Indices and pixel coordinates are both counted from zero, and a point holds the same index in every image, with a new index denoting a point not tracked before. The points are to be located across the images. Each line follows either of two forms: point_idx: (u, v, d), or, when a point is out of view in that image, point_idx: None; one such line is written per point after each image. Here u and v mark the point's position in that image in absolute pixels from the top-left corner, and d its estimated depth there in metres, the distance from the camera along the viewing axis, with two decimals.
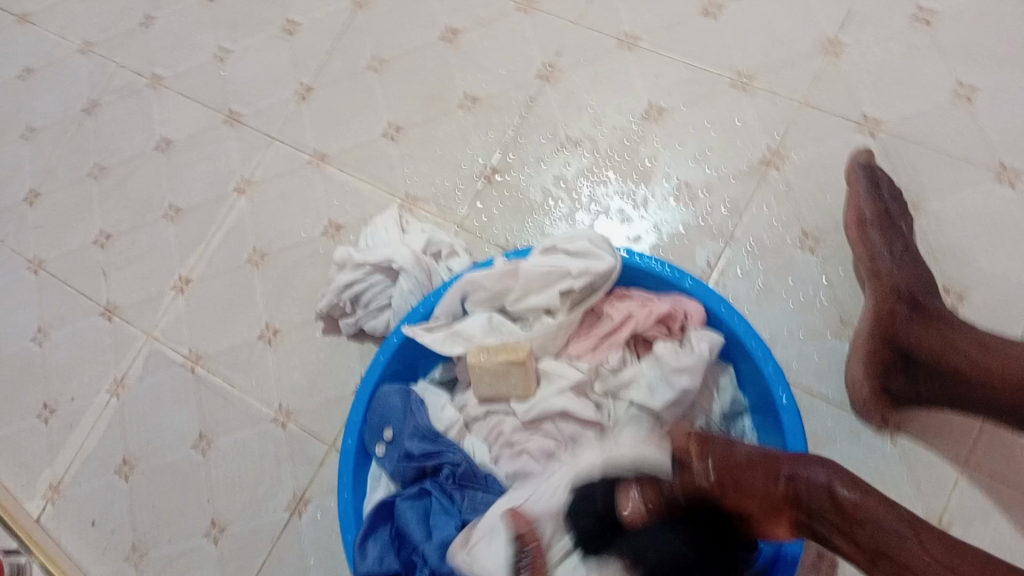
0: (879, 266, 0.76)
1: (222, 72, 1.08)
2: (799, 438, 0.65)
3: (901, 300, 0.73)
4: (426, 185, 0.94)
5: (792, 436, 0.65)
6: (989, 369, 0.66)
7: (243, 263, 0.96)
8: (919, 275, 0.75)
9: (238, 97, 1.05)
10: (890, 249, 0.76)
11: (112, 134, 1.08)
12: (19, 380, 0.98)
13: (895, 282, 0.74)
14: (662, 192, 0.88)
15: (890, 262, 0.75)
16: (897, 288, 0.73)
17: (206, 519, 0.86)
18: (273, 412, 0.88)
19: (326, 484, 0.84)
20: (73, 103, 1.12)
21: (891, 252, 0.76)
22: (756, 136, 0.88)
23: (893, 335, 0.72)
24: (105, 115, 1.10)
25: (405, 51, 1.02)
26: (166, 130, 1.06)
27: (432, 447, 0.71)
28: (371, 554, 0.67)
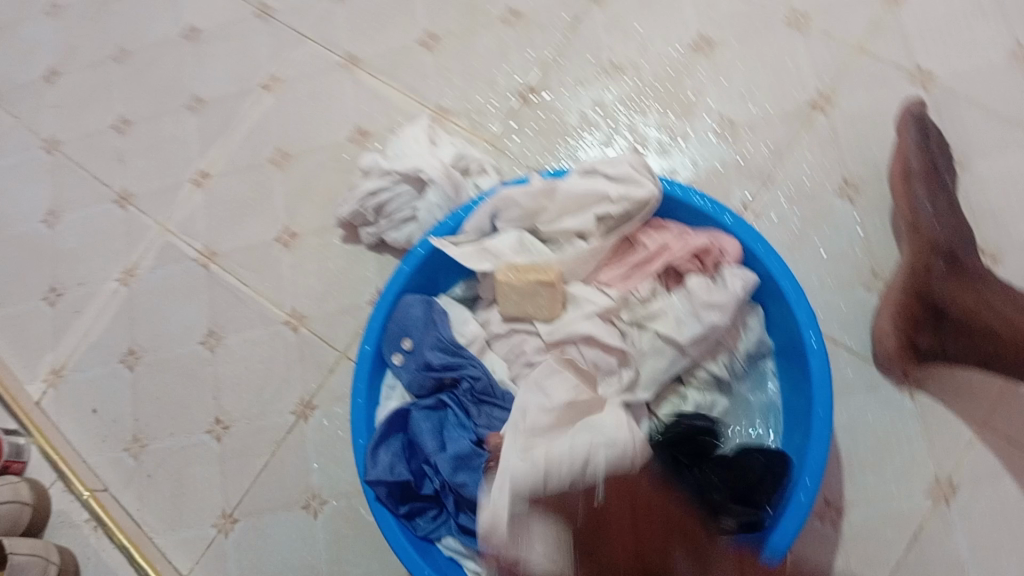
0: (919, 221, 0.74)
1: None
2: (827, 381, 0.64)
3: (938, 255, 0.72)
4: (460, 100, 0.92)
5: (818, 379, 0.64)
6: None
7: (265, 162, 0.93)
8: (959, 230, 0.73)
9: None
10: (932, 203, 0.75)
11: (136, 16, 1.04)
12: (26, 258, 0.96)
13: (934, 237, 0.73)
14: (703, 126, 0.86)
15: (931, 218, 0.74)
16: (936, 242, 0.72)
17: (211, 414, 0.85)
18: (285, 315, 0.86)
19: (334, 391, 0.83)
20: None
21: (932, 205, 0.74)
22: (805, 78, 0.86)
23: (926, 290, 0.71)
24: None
25: None
26: (193, 17, 1.03)
27: (450, 363, 0.71)
28: (383, 460, 0.67)
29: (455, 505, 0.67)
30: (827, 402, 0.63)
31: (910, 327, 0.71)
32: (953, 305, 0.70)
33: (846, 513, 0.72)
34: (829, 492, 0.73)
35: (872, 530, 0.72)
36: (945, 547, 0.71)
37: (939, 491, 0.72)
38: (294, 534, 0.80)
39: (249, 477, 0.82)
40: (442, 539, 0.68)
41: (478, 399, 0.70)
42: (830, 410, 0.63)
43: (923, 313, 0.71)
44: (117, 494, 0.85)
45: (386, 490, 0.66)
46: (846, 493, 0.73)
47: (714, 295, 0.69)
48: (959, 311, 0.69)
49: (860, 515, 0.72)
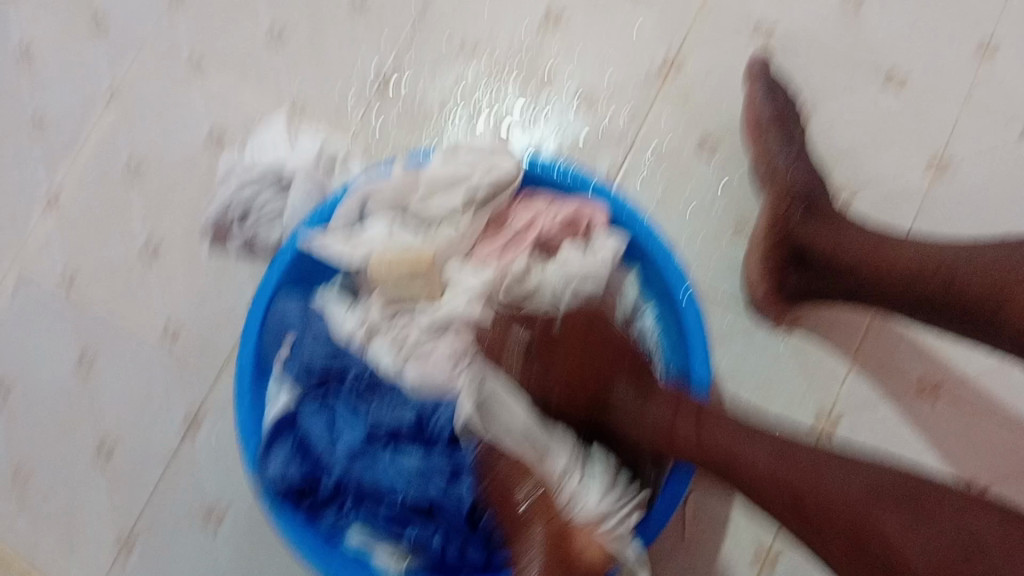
0: (773, 167, 0.78)
1: None
2: (699, 325, 0.66)
3: (794, 199, 0.75)
4: (319, 91, 0.90)
5: (693, 327, 0.67)
6: (879, 258, 0.66)
7: (120, 175, 0.89)
8: (811, 176, 0.77)
9: None
10: (784, 151, 0.78)
11: None
12: None
13: (792, 181, 0.76)
14: (564, 97, 0.87)
15: (783, 163, 0.77)
16: (792, 188, 0.75)
17: (94, 442, 0.82)
18: (158, 332, 0.83)
19: (220, 401, 0.81)
20: None
21: (787, 152, 0.78)
22: (654, 41, 0.87)
23: (789, 234, 0.73)
24: None
25: None
26: (13, 19, 0.95)
27: (335, 358, 0.68)
28: (275, 463, 0.65)
29: (354, 502, 0.65)
30: (703, 345, 0.66)
31: (777, 269, 0.74)
32: (812, 245, 0.72)
33: None
34: None
35: None
36: None
37: (821, 422, 0.76)
38: (197, 556, 0.78)
39: (140, 504, 0.80)
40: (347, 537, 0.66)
41: (368, 388, 0.68)
42: (707, 354, 0.66)
43: (785, 256, 0.74)
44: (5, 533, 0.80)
45: (281, 495, 0.65)
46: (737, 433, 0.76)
47: (586, 262, 0.69)
48: (820, 251, 0.71)
49: None
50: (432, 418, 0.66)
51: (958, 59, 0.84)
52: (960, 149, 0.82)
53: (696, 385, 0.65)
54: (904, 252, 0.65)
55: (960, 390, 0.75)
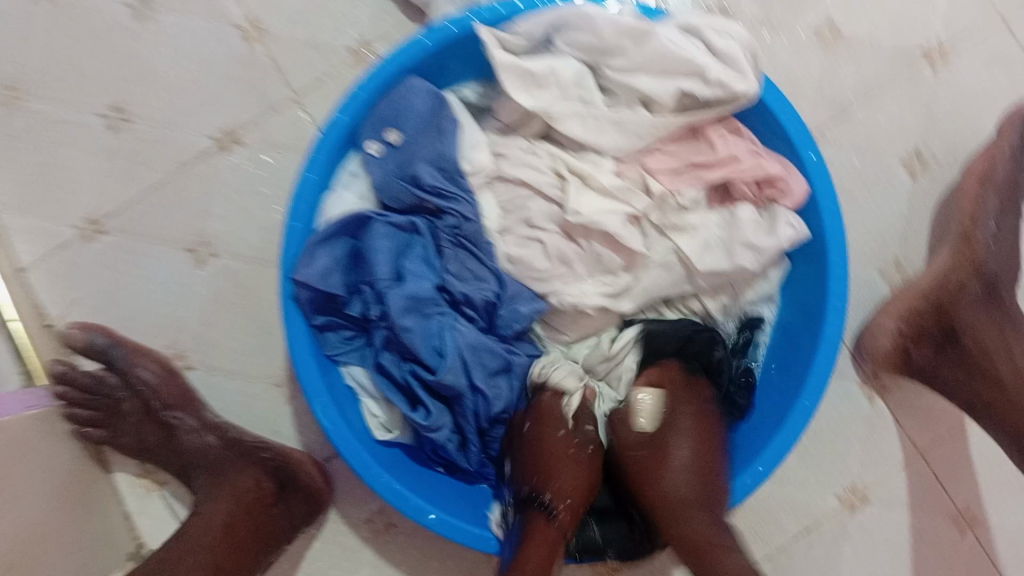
0: (975, 233, 0.65)
1: None
2: (822, 385, 0.57)
3: (977, 277, 0.65)
4: None
5: (810, 390, 0.57)
6: None
7: None
8: (1010, 260, 0.66)
9: None
10: (996, 223, 0.65)
11: None
12: None
13: (981, 257, 0.65)
14: (802, 18, 0.71)
15: (989, 237, 0.65)
16: (983, 264, 0.65)
17: (107, 101, 0.70)
18: (241, 18, 0.70)
19: (285, 134, 0.71)
20: None
21: (998, 227, 0.65)
22: (929, 17, 0.71)
23: (947, 310, 0.65)
24: None
25: None
26: None
27: (446, 182, 0.57)
28: (320, 264, 0.56)
29: (381, 341, 0.58)
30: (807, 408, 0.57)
31: (912, 343, 0.66)
32: (968, 337, 0.64)
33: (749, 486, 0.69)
34: None
35: (768, 513, 0.69)
36: (834, 552, 0.69)
37: (848, 498, 0.69)
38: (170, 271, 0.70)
39: (132, 186, 0.70)
40: (348, 366, 0.60)
41: (460, 239, 0.58)
42: (803, 428, 0.57)
43: (932, 326, 0.66)
44: None
45: (308, 296, 0.56)
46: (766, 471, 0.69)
47: (759, 238, 0.58)
48: (973, 346, 0.64)
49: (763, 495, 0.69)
50: (508, 305, 0.58)
51: None
52: None
53: (774, 445, 0.57)
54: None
55: (990, 541, 0.70)
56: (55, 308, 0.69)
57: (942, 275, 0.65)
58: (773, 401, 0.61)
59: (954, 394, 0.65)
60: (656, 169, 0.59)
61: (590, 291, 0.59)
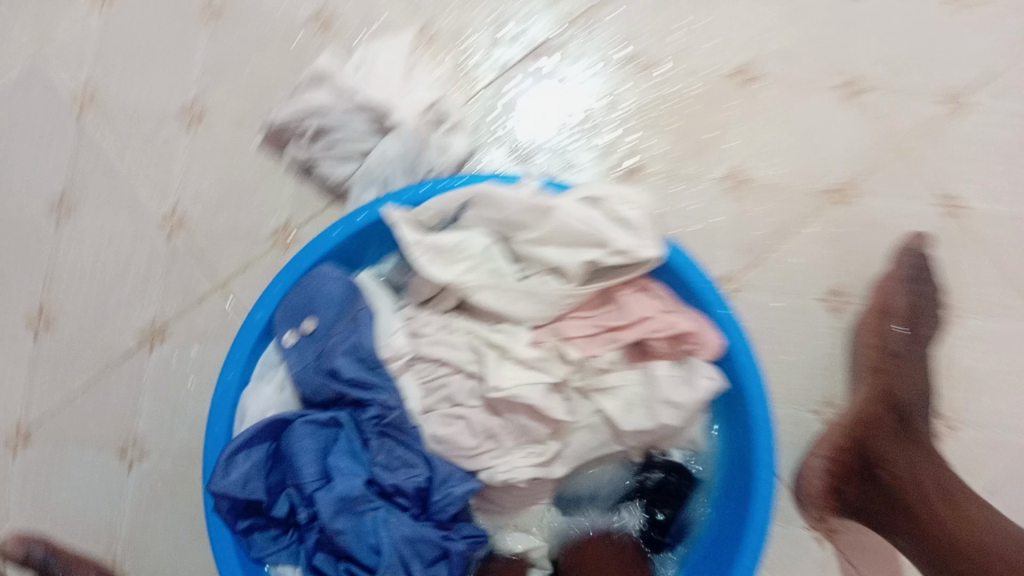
0: (882, 361, 0.67)
1: None
2: (759, 544, 0.57)
3: (890, 408, 0.65)
4: (465, 30, 0.75)
5: (750, 547, 0.57)
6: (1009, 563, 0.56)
7: (196, 17, 0.75)
8: (919, 386, 0.67)
9: None
10: (899, 348, 0.67)
11: None
12: None
13: (888, 387, 0.66)
14: (708, 172, 0.74)
15: (894, 362, 0.67)
16: (892, 394, 0.66)
17: (36, 309, 0.71)
18: (163, 215, 0.71)
19: (203, 324, 0.70)
20: None
21: (902, 352, 0.68)
22: (831, 158, 0.74)
23: (866, 444, 0.65)
24: None
25: None
26: None
27: (365, 373, 0.56)
28: (238, 472, 0.54)
29: (313, 542, 0.56)
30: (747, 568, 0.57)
31: (840, 480, 0.66)
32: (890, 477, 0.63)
33: None
34: None
35: None
36: None
37: None
38: (94, 478, 0.68)
39: (58, 392, 0.70)
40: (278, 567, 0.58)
41: (384, 430, 0.56)
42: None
43: (854, 464, 0.65)
44: None
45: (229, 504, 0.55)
46: None
47: (678, 393, 0.59)
48: (889, 478, 0.63)
49: None
50: (441, 489, 0.56)
51: None
52: None
53: None
54: (970, 527, 0.58)
55: None
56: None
57: (856, 409, 0.67)
58: (718, 553, 0.60)
59: (885, 532, 0.63)
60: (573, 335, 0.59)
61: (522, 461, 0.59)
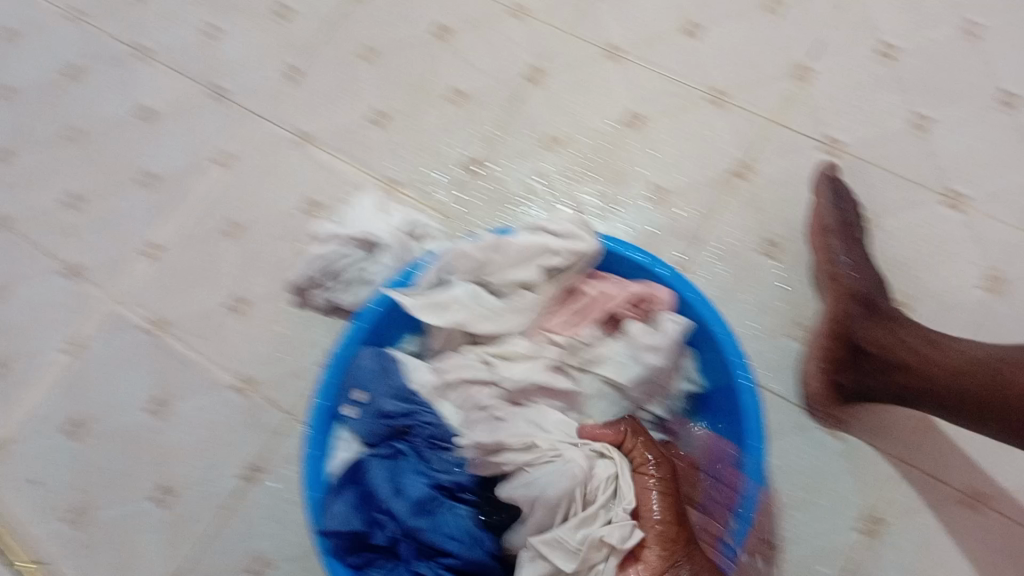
0: (835, 268, 0.78)
1: (198, 29, 1.06)
2: (760, 424, 0.67)
3: (854, 300, 0.75)
4: (412, 169, 0.95)
5: (752, 431, 0.68)
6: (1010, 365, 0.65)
7: (215, 232, 0.95)
8: (871, 278, 0.77)
9: (212, 57, 1.05)
10: (845, 254, 0.78)
11: (80, 71, 1.07)
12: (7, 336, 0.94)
13: (846, 285, 0.76)
14: (635, 195, 0.91)
15: (845, 266, 0.77)
16: (852, 290, 0.75)
17: (154, 485, 0.86)
18: (232, 378, 0.88)
19: (283, 446, 0.85)
20: (41, 55, 1.08)
21: (848, 257, 0.78)
22: (724, 148, 0.91)
23: (846, 334, 0.74)
24: (57, 44, 1.08)
25: (406, 37, 1.01)
26: (131, 63, 1.06)
27: (408, 406, 0.71)
28: (337, 512, 0.67)
29: (411, 552, 0.66)
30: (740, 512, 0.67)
31: (836, 371, 0.75)
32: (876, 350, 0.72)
33: (784, 551, 0.76)
34: (767, 532, 0.76)
35: (809, 566, 0.75)
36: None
37: (868, 525, 0.75)
38: None
39: (191, 541, 0.83)
40: None
41: (434, 444, 0.70)
42: (762, 458, 0.66)
43: (841, 355, 0.74)
44: (65, 558, 0.85)
45: (338, 542, 0.67)
46: (784, 530, 0.76)
47: (653, 338, 0.72)
48: (877, 349, 0.71)
49: (800, 553, 0.75)
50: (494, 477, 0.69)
51: (1016, 186, 0.87)
52: (1015, 271, 0.83)
53: (748, 480, 0.66)
54: (961, 354, 0.68)
55: (1006, 504, 0.75)
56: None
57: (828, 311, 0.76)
58: (732, 457, 0.71)
59: (889, 395, 0.72)
60: (553, 330, 0.76)
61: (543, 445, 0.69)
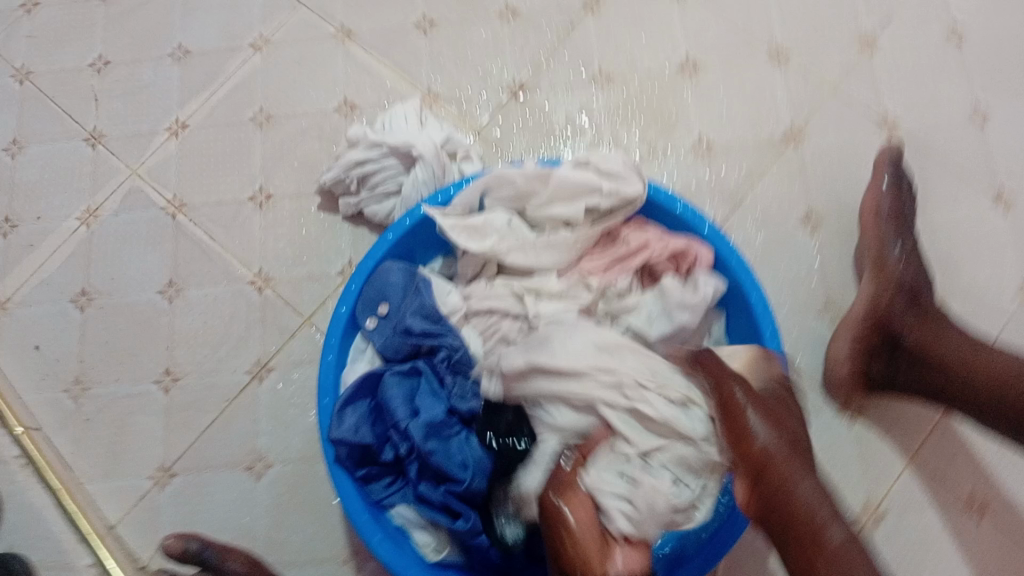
0: (885, 256, 0.78)
1: None
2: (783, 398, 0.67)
3: (901, 291, 0.75)
4: (456, 85, 0.92)
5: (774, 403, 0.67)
6: None
7: (246, 121, 0.93)
8: (920, 275, 0.77)
9: None
10: (898, 244, 0.78)
11: None
12: (22, 197, 0.92)
13: (895, 275, 0.76)
14: (680, 145, 0.89)
15: (896, 256, 0.77)
16: (901, 280, 0.76)
17: (160, 368, 0.85)
18: (251, 274, 0.86)
19: (296, 349, 0.84)
20: None
21: (901, 247, 0.78)
22: (779, 112, 0.89)
23: (886, 322, 0.74)
24: None
25: None
26: None
27: (433, 327, 0.71)
28: (349, 422, 0.67)
29: (417, 472, 0.67)
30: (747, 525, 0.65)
31: (866, 357, 0.75)
32: (914, 343, 0.72)
33: None
34: None
35: None
36: (867, 559, 0.75)
37: (867, 511, 0.76)
38: (233, 491, 0.80)
39: (191, 429, 0.82)
40: (395, 507, 0.67)
41: (455, 368, 0.70)
42: None
43: (877, 341, 0.74)
44: (56, 430, 0.83)
45: (346, 451, 0.66)
46: None
47: (687, 296, 0.70)
48: (915, 341, 0.72)
49: None
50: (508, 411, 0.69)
51: None
52: None
53: None
54: (1004, 362, 0.67)
55: (1003, 513, 0.77)
56: (145, 550, 0.79)
57: (871, 296, 0.76)
58: None
59: (917, 389, 0.72)
60: (588, 272, 0.74)
61: (646, 399, 0.64)
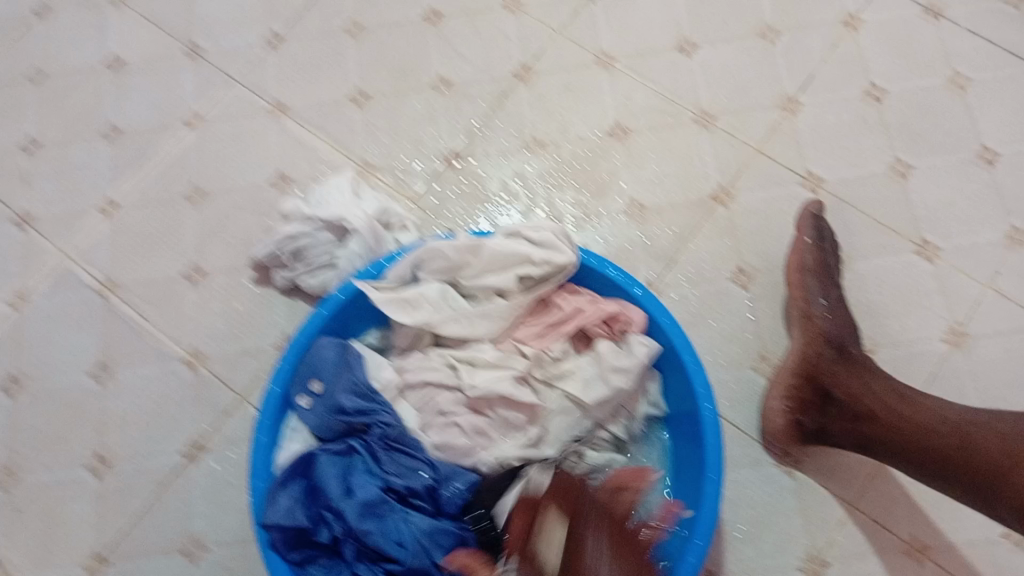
0: (812, 309, 0.79)
1: None
2: (717, 459, 0.67)
3: (828, 344, 0.75)
4: (390, 155, 0.93)
5: (711, 464, 0.67)
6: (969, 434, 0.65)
7: (179, 197, 0.92)
8: (846, 325, 0.77)
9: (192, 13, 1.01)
10: (824, 297, 0.79)
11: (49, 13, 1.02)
12: None
13: (820, 329, 0.77)
14: (613, 207, 0.90)
15: (823, 309, 0.78)
16: (826, 334, 0.76)
17: (91, 453, 0.83)
18: (184, 351, 0.85)
19: (232, 426, 0.83)
20: None
21: (827, 300, 0.79)
22: (707, 171, 0.91)
23: (815, 377, 0.75)
24: None
25: (397, 19, 0.99)
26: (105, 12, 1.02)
27: (367, 403, 0.70)
28: (281, 504, 0.66)
29: (354, 555, 0.65)
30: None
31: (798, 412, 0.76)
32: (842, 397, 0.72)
33: None
34: (712, 562, 0.77)
35: None
36: None
37: (811, 565, 0.76)
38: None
39: (125, 514, 0.80)
40: None
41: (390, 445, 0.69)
42: (717, 495, 0.66)
43: (809, 396, 0.75)
44: None
45: (280, 535, 0.65)
46: (728, 562, 0.77)
47: (620, 359, 0.70)
48: (843, 395, 0.72)
49: None
50: (446, 485, 0.68)
51: (987, 243, 0.88)
52: (977, 326, 0.84)
53: (701, 512, 0.65)
54: (929, 413, 0.68)
55: (945, 556, 0.77)
56: None
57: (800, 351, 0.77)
58: (687, 490, 0.71)
59: (849, 441, 0.73)
60: (523, 340, 0.74)
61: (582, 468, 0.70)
